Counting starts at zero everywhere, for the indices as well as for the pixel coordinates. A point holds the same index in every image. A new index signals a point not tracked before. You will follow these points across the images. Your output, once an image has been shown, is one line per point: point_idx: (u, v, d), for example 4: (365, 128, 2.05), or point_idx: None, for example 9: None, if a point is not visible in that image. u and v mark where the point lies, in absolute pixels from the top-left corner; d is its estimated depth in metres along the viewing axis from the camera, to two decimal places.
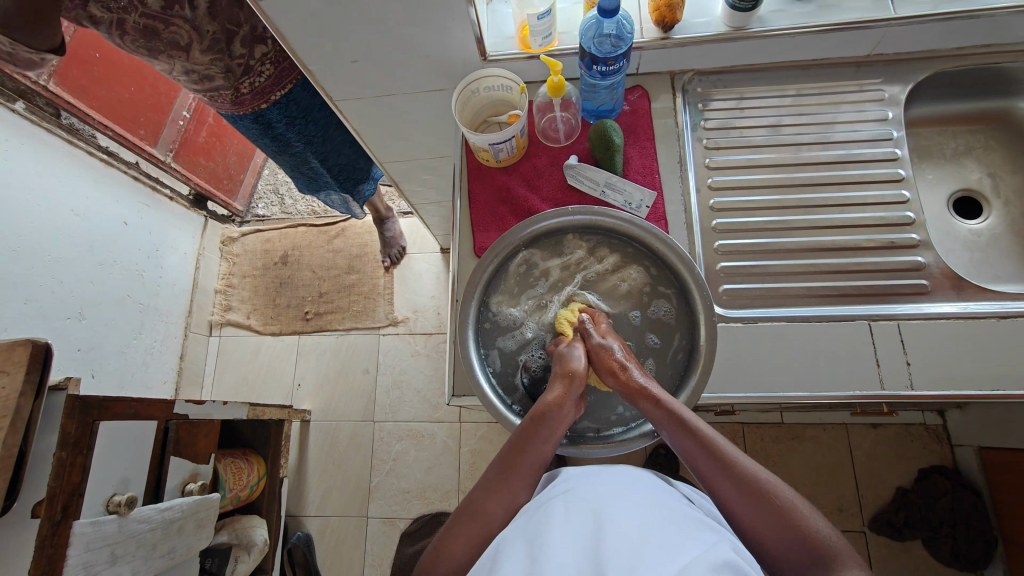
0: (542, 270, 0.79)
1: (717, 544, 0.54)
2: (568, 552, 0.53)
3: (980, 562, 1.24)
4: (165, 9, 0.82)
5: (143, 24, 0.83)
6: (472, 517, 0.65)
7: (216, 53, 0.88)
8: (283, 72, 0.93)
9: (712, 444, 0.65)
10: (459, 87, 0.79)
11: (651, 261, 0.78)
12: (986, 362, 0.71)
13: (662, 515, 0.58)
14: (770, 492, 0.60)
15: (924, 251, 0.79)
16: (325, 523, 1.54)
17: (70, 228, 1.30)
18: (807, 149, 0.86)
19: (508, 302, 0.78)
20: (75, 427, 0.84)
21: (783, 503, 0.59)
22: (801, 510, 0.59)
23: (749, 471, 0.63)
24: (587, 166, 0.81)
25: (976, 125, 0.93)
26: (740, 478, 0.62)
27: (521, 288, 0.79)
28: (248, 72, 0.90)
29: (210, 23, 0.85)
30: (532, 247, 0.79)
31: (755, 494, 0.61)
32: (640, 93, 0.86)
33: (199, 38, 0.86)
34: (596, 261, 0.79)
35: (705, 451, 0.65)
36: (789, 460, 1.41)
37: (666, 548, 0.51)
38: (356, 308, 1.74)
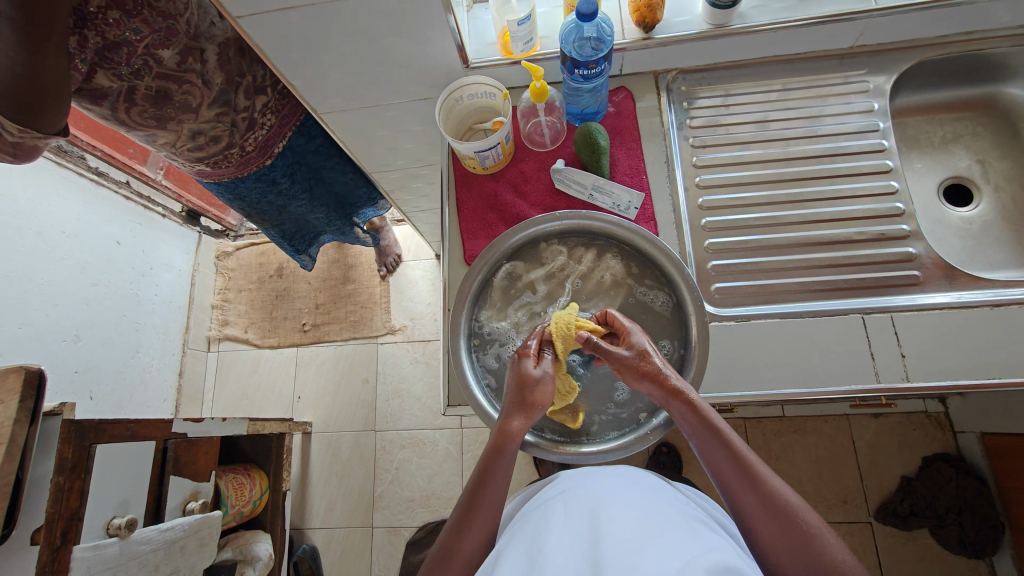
0: (526, 281, 0.79)
1: (717, 547, 0.52)
2: (566, 554, 0.52)
3: (987, 549, 1.23)
4: (179, 65, 0.79)
5: (156, 87, 0.79)
6: (445, 562, 0.62)
7: (223, 106, 0.85)
8: (285, 116, 0.94)
9: (745, 461, 0.61)
10: (442, 97, 0.79)
11: (633, 260, 0.78)
12: (981, 351, 0.70)
13: (662, 518, 0.57)
14: (798, 516, 0.57)
15: (914, 242, 0.79)
16: (330, 535, 1.54)
17: (62, 250, 1.30)
18: (795, 143, 0.86)
19: (496, 316, 0.78)
20: (72, 451, 0.85)
21: (810, 526, 0.57)
22: (827, 537, 0.57)
23: (780, 492, 0.59)
24: (574, 170, 0.81)
25: (963, 112, 0.93)
26: (770, 498, 0.59)
27: (507, 300, 0.78)
28: (252, 126, 0.90)
29: (219, 74, 0.83)
30: (514, 257, 0.79)
31: (782, 516, 0.58)
32: (625, 94, 0.86)
33: (209, 94, 0.83)
34: (578, 265, 0.79)
35: (736, 466, 0.61)
36: (792, 453, 1.40)
37: (664, 551, 0.50)
38: (354, 318, 1.73)
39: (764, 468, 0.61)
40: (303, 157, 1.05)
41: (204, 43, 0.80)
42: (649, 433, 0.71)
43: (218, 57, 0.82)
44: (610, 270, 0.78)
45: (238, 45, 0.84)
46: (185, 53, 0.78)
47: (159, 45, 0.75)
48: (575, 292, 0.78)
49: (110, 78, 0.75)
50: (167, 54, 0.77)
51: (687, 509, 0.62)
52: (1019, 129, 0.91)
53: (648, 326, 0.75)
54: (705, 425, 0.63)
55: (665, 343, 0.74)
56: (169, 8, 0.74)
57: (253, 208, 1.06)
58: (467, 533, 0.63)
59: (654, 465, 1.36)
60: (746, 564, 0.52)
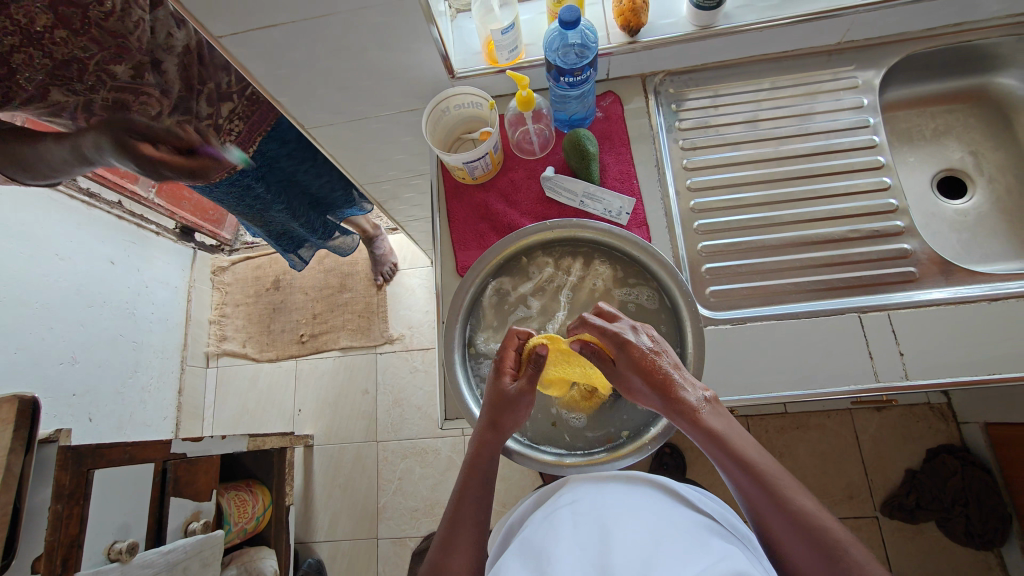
0: (518, 296, 0.78)
1: (730, 555, 0.52)
2: (574, 560, 0.52)
3: (996, 539, 1.22)
4: (132, 77, 0.80)
5: (112, 98, 0.81)
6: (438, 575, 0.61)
7: (185, 113, 0.86)
8: (256, 122, 0.90)
9: (766, 478, 0.58)
10: (427, 108, 0.78)
11: (619, 261, 0.78)
12: (980, 346, 0.70)
13: (671, 527, 0.56)
14: (828, 535, 0.55)
15: (909, 238, 0.78)
16: (336, 548, 1.53)
17: (55, 272, 1.30)
18: (786, 142, 0.85)
19: (494, 336, 0.77)
20: (70, 478, 0.85)
21: (841, 545, 0.54)
22: (858, 554, 0.54)
23: (805, 509, 0.56)
24: (563, 177, 0.81)
25: (953, 104, 0.93)
26: (794, 517, 0.56)
27: (501, 318, 0.78)
28: (217, 132, 0.88)
29: (178, 83, 0.84)
30: (502, 272, 0.79)
31: (812, 536, 0.55)
32: (612, 98, 0.85)
33: (169, 103, 0.84)
34: (567, 274, 0.78)
35: (757, 484, 0.58)
36: (796, 449, 1.40)
37: (675, 559, 0.50)
38: (352, 327, 1.73)
39: (788, 483, 0.58)
40: (278, 162, 0.99)
41: (162, 56, 0.81)
42: (648, 443, 0.71)
43: (178, 67, 0.83)
44: (599, 274, 0.78)
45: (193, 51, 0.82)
46: (138, 67, 0.80)
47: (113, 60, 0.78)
48: (569, 304, 0.78)
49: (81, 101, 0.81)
50: (120, 69, 0.79)
51: (696, 517, 0.61)
52: (1011, 119, 0.90)
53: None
54: (717, 441, 0.61)
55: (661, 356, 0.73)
56: (118, 27, 0.76)
57: (235, 209, 1.06)
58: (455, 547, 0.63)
59: (658, 467, 1.35)
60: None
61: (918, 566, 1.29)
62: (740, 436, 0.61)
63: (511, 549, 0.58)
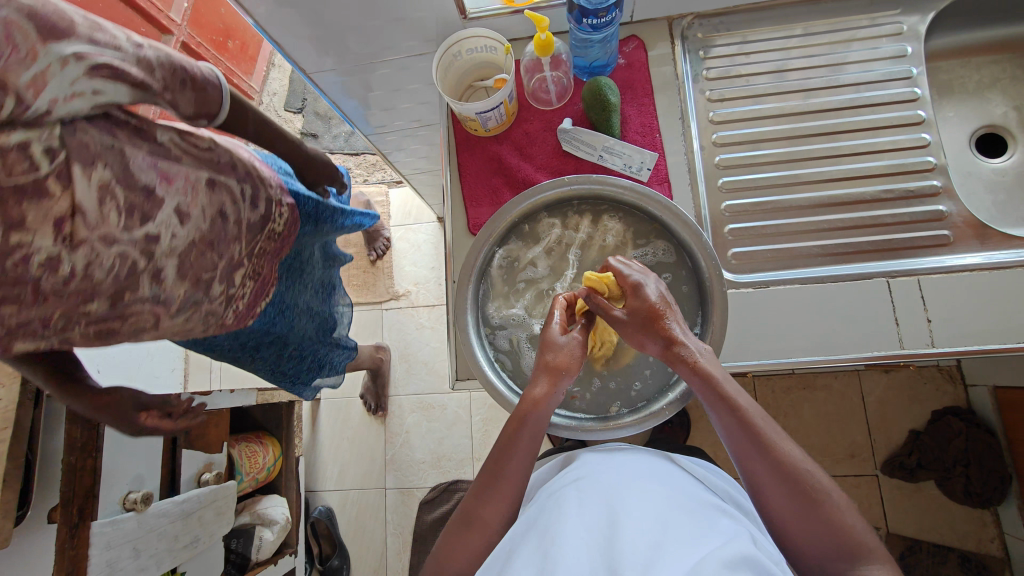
0: (528, 262, 0.75)
1: (739, 538, 0.51)
2: (581, 544, 0.52)
3: (994, 499, 1.24)
4: (116, 308, 0.52)
5: (94, 331, 0.53)
6: (469, 527, 0.61)
7: (193, 306, 0.61)
8: (264, 275, 0.71)
9: (756, 427, 0.59)
10: (438, 52, 0.73)
11: (633, 217, 0.74)
12: (1012, 313, 0.67)
13: (677, 507, 0.56)
14: (809, 480, 0.57)
15: (945, 199, 0.75)
16: (345, 496, 1.57)
17: None
18: (817, 94, 0.80)
19: (505, 304, 0.75)
20: (81, 431, 0.83)
21: (822, 490, 0.56)
22: (835, 501, 0.56)
23: (793, 458, 0.58)
24: (582, 129, 0.76)
25: (998, 55, 0.86)
26: (781, 467, 0.57)
27: (510, 285, 0.75)
28: (231, 303, 0.67)
29: (182, 284, 0.58)
30: (511, 238, 0.75)
31: (794, 482, 0.57)
32: (636, 44, 0.79)
33: (170, 309, 0.58)
34: (575, 232, 0.75)
35: (745, 433, 0.59)
36: (801, 410, 1.40)
37: (684, 545, 0.49)
38: (357, 282, 1.71)
39: (774, 431, 0.59)
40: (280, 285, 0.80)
41: (159, 260, 0.54)
42: (664, 407, 0.69)
43: (178, 269, 0.56)
44: (609, 230, 0.74)
45: (209, 178, 0.56)
46: (121, 292, 0.52)
47: (121, 289, 0.52)
48: (579, 263, 0.75)
49: (77, 329, 0.51)
50: (97, 306, 0.51)
51: (699, 493, 0.61)
52: None
53: (674, 313, 0.72)
54: (711, 388, 0.61)
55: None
56: (88, 282, 0.49)
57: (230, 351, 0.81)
58: (489, 499, 0.62)
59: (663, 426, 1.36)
60: (770, 560, 0.51)
61: (914, 522, 1.32)
62: (730, 383, 0.62)
63: (516, 529, 0.58)
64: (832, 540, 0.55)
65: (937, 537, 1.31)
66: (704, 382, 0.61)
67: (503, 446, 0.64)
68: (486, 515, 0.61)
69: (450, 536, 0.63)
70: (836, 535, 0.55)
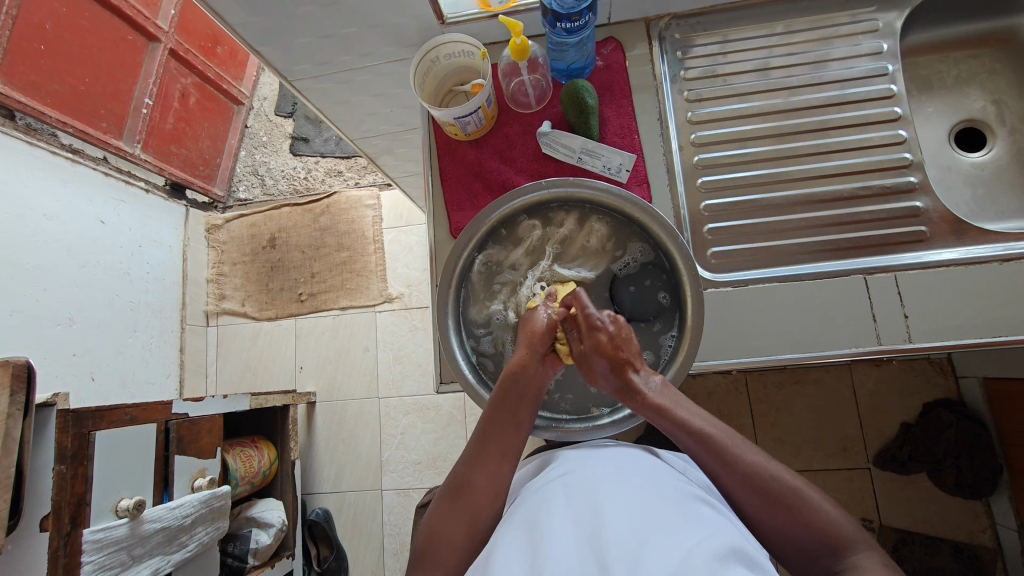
0: (507, 265, 0.76)
1: (724, 533, 0.52)
2: (571, 542, 0.52)
3: (986, 489, 1.24)
4: None
5: None
6: (461, 494, 0.64)
7: None
8: None
9: (718, 445, 0.62)
10: (416, 58, 0.73)
11: (612, 217, 0.74)
12: (988, 308, 0.68)
13: (663, 499, 0.56)
14: (774, 481, 0.59)
15: (922, 195, 0.75)
16: (342, 498, 1.58)
17: (44, 232, 1.27)
18: (797, 93, 0.80)
19: (487, 308, 0.75)
20: (71, 440, 0.86)
21: (790, 490, 0.58)
22: (808, 498, 0.58)
23: (752, 464, 0.60)
24: (561, 132, 0.76)
25: (976, 49, 0.87)
26: (744, 474, 0.60)
27: (491, 288, 0.76)
28: None
29: None
30: (490, 243, 0.75)
31: (761, 486, 0.59)
32: (614, 45, 0.79)
33: None
34: (554, 231, 0.75)
35: (704, 449, 0.62)
36: (792, 405, 1.41)
37: (669, 540, 0.49)
38: (350, 285, 1.72)
39: (736, 445, 0.62)
40: None
41: None
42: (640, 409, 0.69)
43: None
44: (588, 229, 0.75)
45: None
46: None
47: None
48: (558, 258, 0.76)
49: None
50: None
51: (685, 486, 0.61)
52: None
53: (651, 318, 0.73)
54: (661, 415, 0.64)
55: (647, 355, 0.73)
56: None
57: None
58: (482, 466, 0.66)
59: None
60: (755, 551, 0.51)
61: (907, 515, 1.32)
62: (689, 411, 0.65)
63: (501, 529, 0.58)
64: (811, 536, 0.56)
65: (929, 529, 1.31)
66: (657, 411, 0.64)
67: (492, 418, 0.68)
68: (478, 481, 0.65)
69: (440, 508, 0.64)
70: (814, 532, 0.56)
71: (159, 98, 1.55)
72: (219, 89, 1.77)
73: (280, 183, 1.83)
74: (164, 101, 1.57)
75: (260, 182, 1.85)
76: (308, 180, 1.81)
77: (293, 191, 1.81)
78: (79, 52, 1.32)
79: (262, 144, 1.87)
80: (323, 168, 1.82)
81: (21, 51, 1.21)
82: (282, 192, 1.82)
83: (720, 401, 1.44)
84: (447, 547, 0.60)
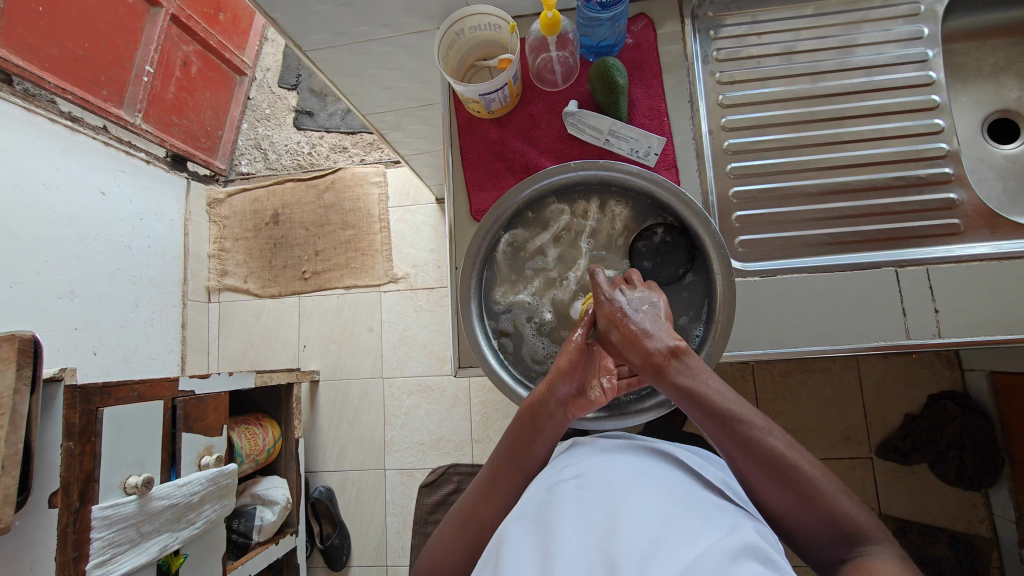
0: (534, 248, 0.74)
1: (737, 535, 0.50)
2: (581, 541, 0.51)
3: (986, 481, 1.26)
4: None
5: None
6: (469, 521, 0.65)
7: None
8: None
9: (738, 428, 0.58)
10: (440, 30, 0.70)
11: (642, 202, 0.72)
12: (1020, 304, 0.66)
13: (675, 501, 0.55)
14: (794, 471, 0.56)
15: (957, 187, 0.73)
16: (345, 477, 1.58)
17: (43, 203, 1.24)
18: (830, 78, 0.78)
19: (511, 291, 0.74)
20: (79, 416, 0.84)
21: (809, 481, 0.55)
22: (825, 488, 0.55)
23: (773, 451, 0.56)
24: (588, 112, 0.73)
25: (1013, 37, 0.84)
26: (763, 461, 0.56)
27: (516, 271, 0.74)
28: None
29: None
30: (517, 224, 0.74)
31: (779, 475, 0.56)
32: (645, 22, 0.76)
33: None
34: (582, 217, 0.74)
35: (726, 433, 0.58)
36: (799, 394, 1.41)
37: (678, 545, 0.48)
38: (355, 264, 1.69)
39: (757, 426, 0.58)
40: None
41: None
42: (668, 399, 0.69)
43: None
44: (616, 213, 0.73)
45: None
46: None
47: None
48: (590, 251, 0.73)
49: None
50: None
51: (696, 484, 0.60)
52: None
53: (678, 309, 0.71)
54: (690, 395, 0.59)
55: None
56: None
57: None
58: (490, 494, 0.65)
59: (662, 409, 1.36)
60: (771, 552, 0.50)
61: (908, 504, 1.34)
62: (715, 388, 0.60)
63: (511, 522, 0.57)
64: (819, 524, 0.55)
65: (928, 519, 1.32)
66: (680, 390, 0.60)
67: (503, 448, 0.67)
68: (484, 509, 0.65)
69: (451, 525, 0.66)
70: (823, 521, 0.55)
71: (160, 66, 1.50)
72: (221, 59, 1.71)
73: (283, 158, 1.79)
74: (165, 70, 1.52)
75: (263, 156, 1.81)
76: (312, 155, 1.77)
77: (297, 166, 1.78)
78: (77, 15, 1.27)
79: (265, 117, 1.82)
80: (328, 143, 1.77)
81: (18, 13, 1.16)
82: (286, 167, 1.78)
83: (727, 388, 1.44)
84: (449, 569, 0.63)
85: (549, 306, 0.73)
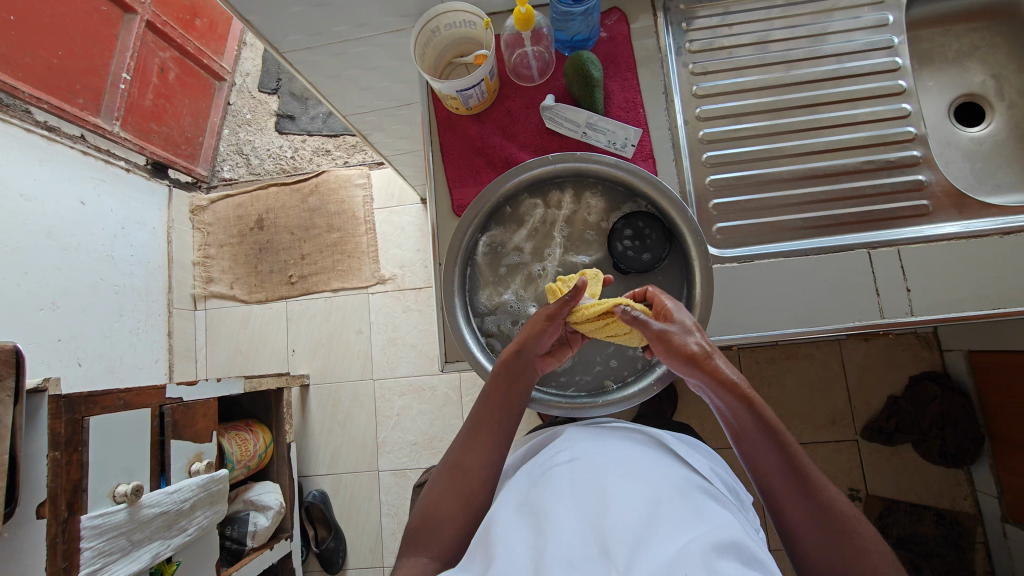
0: (512, 246, 0.75)
1: (725, 526, 0.51)
2: (571, 525, 0.52)
3: (967, 458, 1.27)
4: None
5: None
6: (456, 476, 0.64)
7: None
8: None
9: (804, 468, 0.56)
10: (416, 28, 0.71)
11: (612, 190, 0.74)
12: (990, 281, 0.68)
13: (667, 489, 0.56)
14: (852, 526, 0.53)
15: (925, 169, 0.75)
16: (338, 480, 1.58)
17: (22, 214, 1.22)
18: (800, 66, 0.79)
19: (495, 293, 0.74)
20: (65, 425, 0.83)
21: (865, 542, 0.53)
22: (881, 555, 0.52)
23: (835, 504, 0.55)
24: (565, 106, 0.74)
25: (976, 23, 0.87)
26: (823, 507, 0.54)
27: (497, 273, 0.75)
28: None
29: None
30: (493, 224, 0.75)
31: (836, 525, 0.54)
32: (618, 16, 0.77)
33: None
34: (556, 209, 0.75)
35: (789, 470, 0.56)
36: (785, 380, 1.43)
37: (667, 534, 0.49)
38: (342, 267, 1.69)
39: (821, 477, 0.56)
40: None
41: None
42: (653, 383, 0.70)
43: None
44: (588, 203, 0.74)
45: None
46: None
47: None
48: (565, 240, 0.74)
49: None
50: None
51: (686, 473, 0.61)
52: None
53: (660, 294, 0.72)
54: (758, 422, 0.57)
55: None
56: None
57: None
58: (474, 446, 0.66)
59: None
60: (753, 545, 0.51)
61: (893, 484, 1.36)
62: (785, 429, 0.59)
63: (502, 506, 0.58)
64: None
65: (914, 497, 1.35)
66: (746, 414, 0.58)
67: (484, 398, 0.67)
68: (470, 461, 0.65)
69: (436, 485, 0.65)
70: None
71: (136, 73, 1.49)
72: (199, 65, 1.70)
73: (266, 163, 1.78)
74: (142, 77, 1.51)
75: (245, 161, 1.80)
76: (295, 159, 1.77)
77: (280, 170, 1.77)
78: (50, 24, 1.26)
79: (245, 122, 1.81)
80: (310, 147, 1.77)
81: None
82: (268, 172, 1.77)
83: None
84: (440, 528, 0.62)
85: (534, 301, 0.74)
